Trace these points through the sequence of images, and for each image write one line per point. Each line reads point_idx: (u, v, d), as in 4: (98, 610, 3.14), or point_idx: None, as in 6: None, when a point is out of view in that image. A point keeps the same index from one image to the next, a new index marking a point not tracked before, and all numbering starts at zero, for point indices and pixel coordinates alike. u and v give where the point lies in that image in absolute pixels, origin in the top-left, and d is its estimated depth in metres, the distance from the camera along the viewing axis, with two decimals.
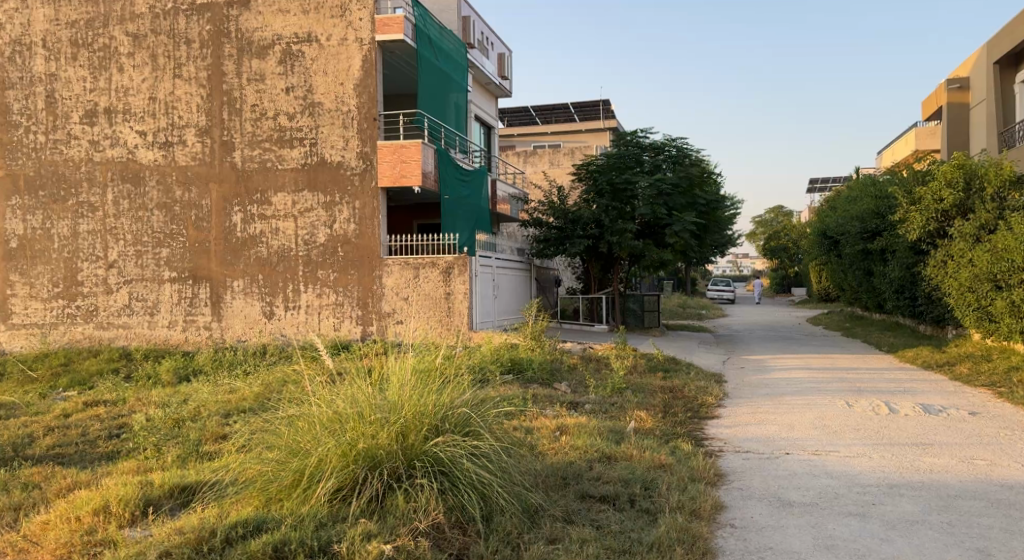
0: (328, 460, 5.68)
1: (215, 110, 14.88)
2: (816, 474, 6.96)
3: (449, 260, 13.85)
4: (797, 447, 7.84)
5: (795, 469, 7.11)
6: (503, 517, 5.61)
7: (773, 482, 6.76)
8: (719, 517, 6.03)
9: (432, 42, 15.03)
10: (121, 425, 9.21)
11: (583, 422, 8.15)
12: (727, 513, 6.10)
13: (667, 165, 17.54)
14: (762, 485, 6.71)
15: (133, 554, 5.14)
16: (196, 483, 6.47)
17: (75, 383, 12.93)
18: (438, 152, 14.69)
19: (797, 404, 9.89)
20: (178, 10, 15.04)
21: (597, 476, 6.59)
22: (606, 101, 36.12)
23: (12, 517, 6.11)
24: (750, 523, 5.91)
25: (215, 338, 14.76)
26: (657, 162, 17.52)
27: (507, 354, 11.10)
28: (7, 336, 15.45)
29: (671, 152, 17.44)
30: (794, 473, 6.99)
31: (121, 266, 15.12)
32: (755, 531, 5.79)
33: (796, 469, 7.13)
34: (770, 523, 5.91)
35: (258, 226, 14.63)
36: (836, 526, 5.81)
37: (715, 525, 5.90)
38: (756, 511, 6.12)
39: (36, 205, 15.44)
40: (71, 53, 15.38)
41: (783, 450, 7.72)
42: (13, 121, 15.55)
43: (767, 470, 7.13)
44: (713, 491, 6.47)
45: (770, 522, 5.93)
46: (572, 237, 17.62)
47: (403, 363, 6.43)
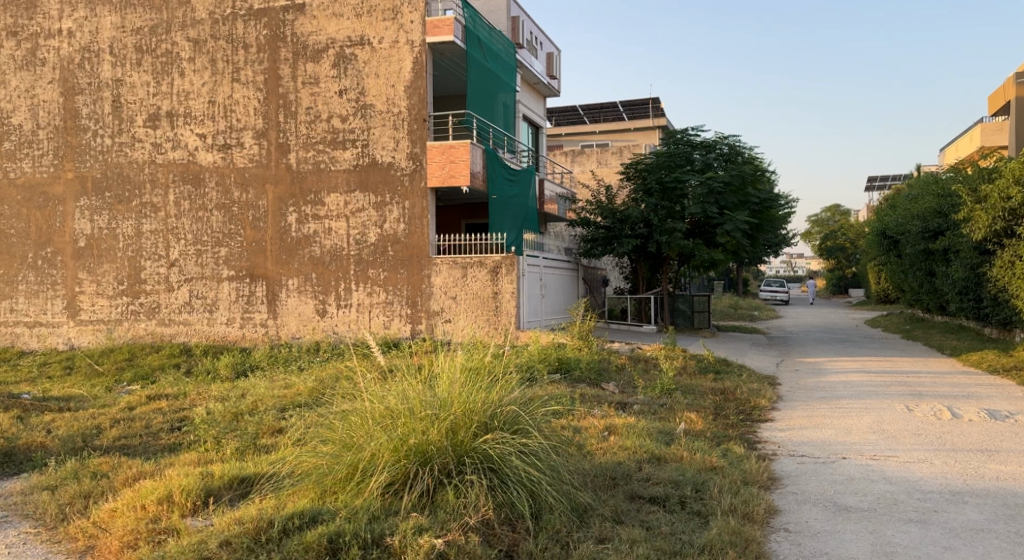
0: (380, 455, 5.86)
1: (271, 113, 15.26)
2: (874, 479, 6.92)
3: (497, 260, 13.97)
4: (853, 451, 7.80)
5: (852, 474, 7.08)
6: (553, 515, 5.71)
7: (829, 487, 6.75)
8: (773, 521, 6.05)
9: (480, 43, 15.18)
10: (183, 418, 9.55)
11: (633, 423, 8.22)
12: (781, 517, 6.12)
13: (719, 163, 17.34)
14: (817, 490, 6.69)
15: (195, 542, 5.37)
16: (254, 475, 6.71)
17: (139, 377, 13.40)
18: (486, 152, 14.84)
19: (855, 407, 9.81)
20: (237, 16, 15.47)
21: (646, 477, 6.66)
22: (655, 99, 35.89)
23: (82, 505, 6.40)
24: (805, 527, 5.92)
25: (271, 335, 15.13)
26: (708, 160, 17.35)
27: (556, 354, 11.18)
28: (75, 332, 16.06)
29: (722, 150, 17.26)
30: (851, 478, 6.97)
31: (181, 265, 15.60)
32: (811, 536, 5.80)
33: (850, 474, 7.09)
34: (826, 528, 5.92)
35: (312, 226, 14.97)
36: (894, 533, 5.79)
37: (769, 529, 5.91)
38: (812, 516, 6.13)
39: (102, 206, 16.02)
40: (136, 58, 15.91)
41: (840, 455, 7.68)
42: (81, 125, 16.15)
43: (822, 474, 7.11)
44: (768, 495, 6.49)
45: (826, 527, 5.93)
46: (620, 237, 17.63)
47: (453, 360, 6.58)
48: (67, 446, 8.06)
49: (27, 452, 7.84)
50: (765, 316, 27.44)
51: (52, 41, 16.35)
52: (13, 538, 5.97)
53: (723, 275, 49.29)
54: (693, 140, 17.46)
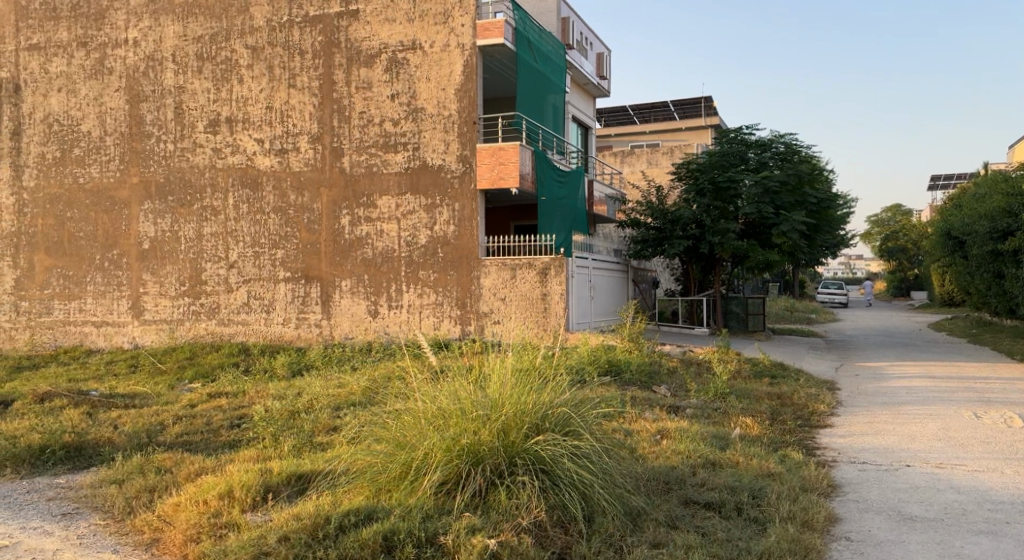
0: (433, 455, 5.98)
1: (326, 117, 15.56)
2: (941, 488, 6.81)
3: (546, 262, 14.01)
4: (918, 459, 7.68)
5: (917, 482, 6.97)
6: (605, 519, 5.75)
7: (892, 496, 6.66)
8: (833, 529, 6.00)
9: (531, 45, 15.28)
10: (242, 416, 9.81)
11: (686, 427, 8.21)
12: (842, 526, 6.07)
13: (774, 162, 17.18)
14: (879, 498, 6.61)
15: (255, 537, 5.53)
16: (311, 472, 6.88)
17: (200, 375, 13.79)
18: (536, 154, 14.92)
19: (919, 414, 9.63)
20: (294, 23, 15.82)
21: (701, 482, 6.66)
22: (708, 98, 35.48)
23: (148, 499, 6.62)
24: (867, 536, 5.87)
25: (325, 335, 15.42)
26: (763, 158, 17.20)
27: (606, 356, 11.20)
28: (139, 331, 16.58)
29: (778, 148, 17.13)
30: (916, 487, 6.86)
31: (240, 266, 15.99)
32: (874, 545, 5.74)
33: (915, 482, 6.99)
34: (890, 538, 5.85)
35: (364, 229, 15.22)
36: (964, 544, 5.70)
37: (830, 537, 5.87)
38: (875, 525, 6.06)
39: (164, 209, 16.51)
40: (197, 66, 16.37)
41: (904, 462, 7.57)
42: (145, 131, 16.67)
43: (885, 482, 7.01)
44: (828, 503, 6.43)
45: (890, 537, 5.87)
46: (671, 238, 17.57)
47: (504, 361, 6.66)
48: (133, 441, 8.34)
49: (96, 446, 8.14)
50: (823, 320, 26.95)
51: (119, 50, 16.91)
52: (83, 529, 6.20)
53: (778, 277, 48.57)
54: (748, 139, 17.32)
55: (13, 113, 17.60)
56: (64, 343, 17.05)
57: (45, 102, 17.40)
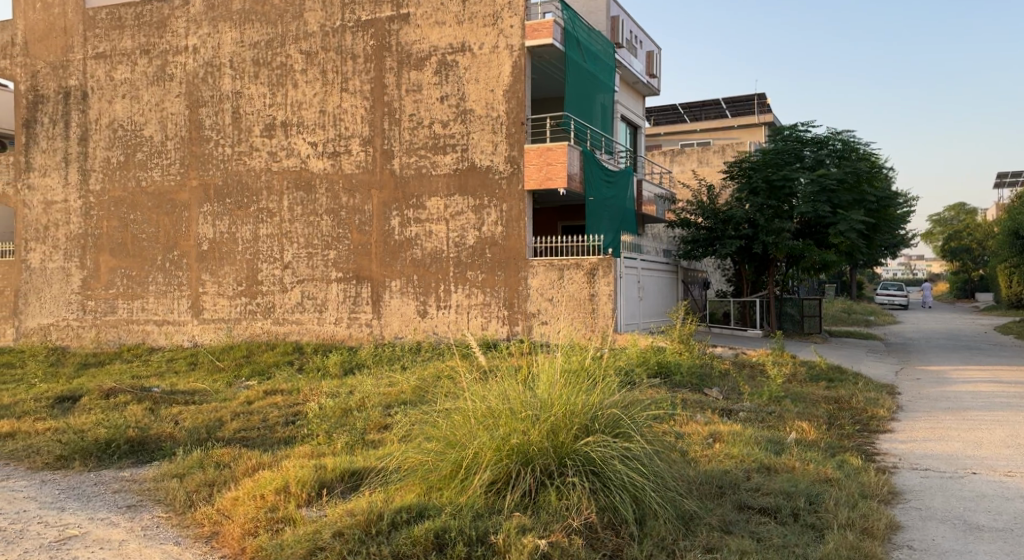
0: (483, 454, 6.07)
1: (377, 120, 15.80)
2: (1009, 497, 6.67)
3: (594, 262, 14.00)
4: (984, 467, 7.52)
5: (983, 491, 6.84)
6: (657, 522, 5.78)
7: (957, 504, 6.55)
8: (894, 537, 5.93)
9: (579, 44, 15.30)
10: (296, 413, 10.05)
11: (738, 430, 8.16)
12: (904, 534, 5.99)
13: (832, 160, 16.79)
14: (944, 506, 6.51)
15: (311, 532, 5.68)
16: (364, 469, 7.04)
17: (256, 373, 14.13)
18: (585, 154, 14.93)
19: (985, 420, 9.42)
20: (346, 28, 16.10)
21: (755, 487, 6.64)
22: (761, 95, 34.89)
23: (208, 493, 6.83)
24: (931, 545, 5.79)
25: (375, 335, 15.66)
26: (819, 157, 16.83)
27: (655, 357, 11.19)
28: (198, 330, 17.03)
29: (835, 146, 16.76)
30: (983, 495, 6.74)
31: (294, 266, 16.33)
32: (938, 554, 5.66)
33: (981, 490, 6.86)
34: (955, 547, 5.76)
35: (414, 230, 15.41)
36: None
37: (891, 545, 5.80)
38: (940, 534, 5.97)
39: (222, 212, 16.94)
40: (254, 71, 16.76)
41: (968, 470, 7.43)
42: (205, 136, 17.12)
43: (949, 490, 6.90)
44: (889, 510, 6.36)
45: (955, 547, 5.78)
46: (723, 238, 17.42)
47: (553, 362, 6.72)
48: (193, 437, 8.60)
49: (158, 442, 8.42)
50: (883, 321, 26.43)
51: (179, 57, 17.40)
52: (147, 521, 6.42)
53: (834, 277, 47.66)
54: (803, 137, 17.03)
55: (81, 119, 18.25)
56: (127, 341, 17.63)
57: (111, 109, 17.99)
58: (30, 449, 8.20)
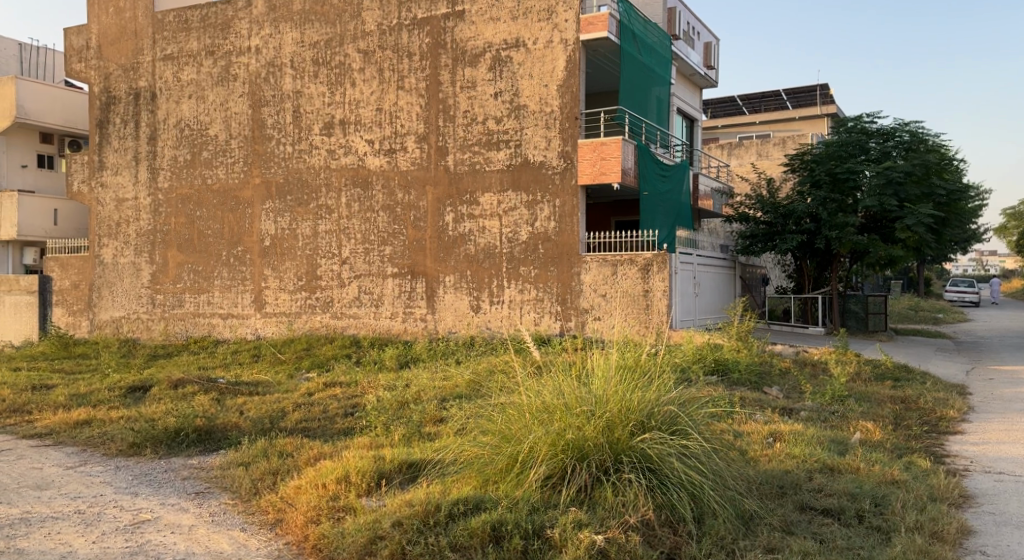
0: (538, 449, 6.10)
1: (432, 117, 15.93)
2: None
3: (648, 258, 13.84)
4: None
5: None
6: (716, 521, 5.74)
7: None
8: (966, 542, 5.79)
9: (635, 37, 15.18)
10: (355, 405, 10.24)
11: (800, 430, 8.05)
12: (976, 539, 5.85)
13: (898, 152, 16.40)
14: (1019, 512, 6.32)
15: (371, 522, 5.79)
16: (421, 461, 7.14)
17: (315, 365, 14.44)
18: (639, 149, 14.83)
19: None
20: (402, 26, 16.26)
21: (818, 488, 6.55)
22: (823, 86, 33.85)
23: (272, 481, 7.01)
24: (1006, 552, 5.64)
25: (429, 329, 15.83)
26: (886, 148, 16.47)
27: (712, 355, 11.09)
28: (260, 323, 17.43)
29: (903, 137, 16.35)
30: None
31: (352, 262, 16.58)
32: None
33: None
34: None
35: (467, 225, 15.51)
36: None
37: (962, 550, 5.67)
38: (1014, 540, 5.82)
39: (283, 208, 17.28)
40: (313, 71, 17.06)
41: None
42: (267, 135, 17.48)
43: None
44: (960, 514, 6.21)
45: None
46: (783, 233, 17.10)
47: (608, 359, 6.68)
48: (257, 427, 8.82)
49: (225, 431, 8.65)
50: (953, 319, 25.67)
51: (242, 57, 17.79)
52: (215, 507, 6.61)
53: (901, 273, 46.39)
54: (869, 128, 16.65)
55: (150, 120, 18.82)
56: (194, 333, 18.14)
57: (178, 109, 18.49)
58: (105, 437, 8.51)
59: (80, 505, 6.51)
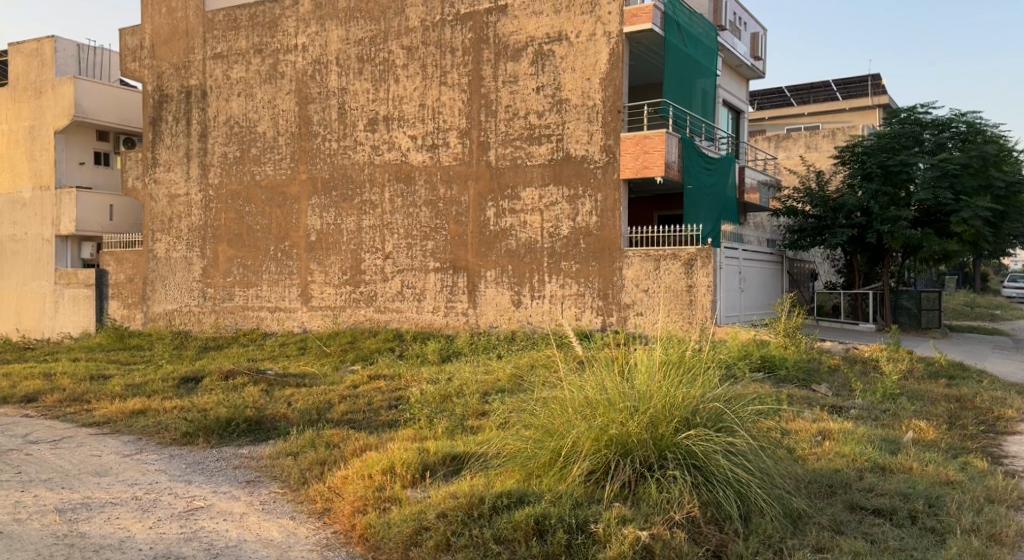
0: (582, 444, 6.10)
1: (474, 113, 15.98)
2: None
3: (692, 253, 13.69)
4: None
5: None
6: (763, 519, 5.70)
7: None
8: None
9: (680, 28, 15.03)
10: (399, 397, 10.34)
11: (850, 429, 7.92)
12: None
13: (954, 143, 16.13)
14: None
15: (415, 513, 5.85)
16: (465, 453, 7.18)
17: (360, 358, 14.63)
18: (683, 141, 14.68)
19: None
20: (446, 22, 16.32)
21: (869, 487, 6.45)
22: (876, 76, 33.19)
23: (319, 470, 7.11)
24: None
25: (471, 324, 15.89)
26: (941, 140, 16.21)
27: (758, 351, 10.95)
28: (307, 316, 17.68)
29: (959, 128, 16.07)
30: None
31: (395, 257, 16.72)
32: None
33: None
34: None
35: (509, 220, 15.53)
36: None
37: (1020, 554, 5.54)
38: None
39: (329, 204, 17.49)
40: (358, 68, 17.22)
41: None
42: (313, 131, 17.70)
43: None
44: (1017, 516, 6.07)
45: None
46: (833, 227, 16.79)
47: (651, 354, 6.63)
48: (304, 418, 8.95)
49: (274, 421, 8.80)
50: (1011, 316, 24.99)
51: (289, 55, 18.03)
52: (265, 496, 6.73)
53: (956, 268, 45.36)
54: (923, 119, 16.41)
55: (201, 117, 19.18)
56: (242, 326, 18.47)
57: (227, 107, 18.81)
58: (159, 426, 8.72)
59: (137, 492, 6.68)
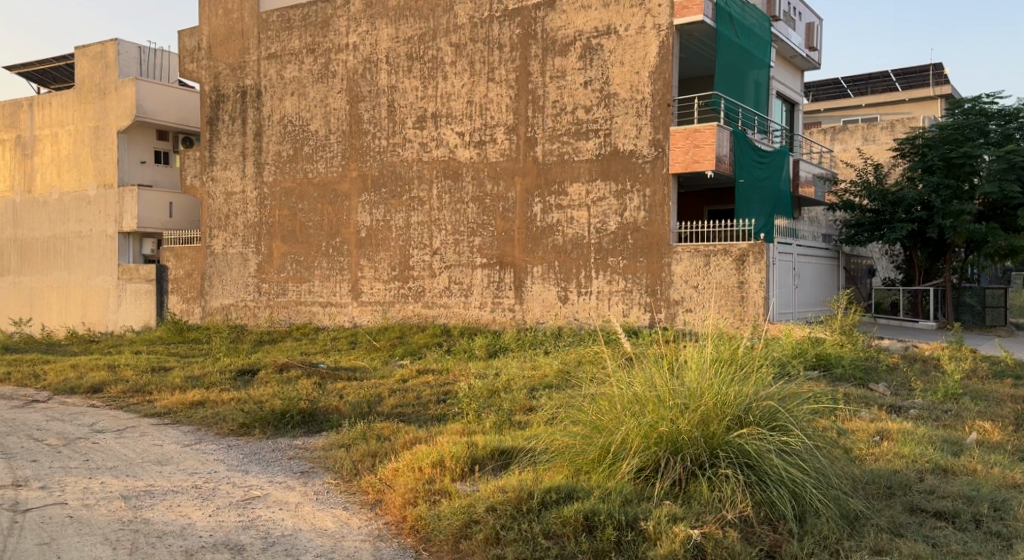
0: (631, 441, 6.05)
1: (521, 109, 15.97)
2: None
3: (743, 248, 13.47)
4: None
5: None
6: (819, 520, 5.59)
7: None
8: None
9: (732, 20, 14.78)
10: (447, 392, 10.39)
11: (910, 429, 7.72)
12: None
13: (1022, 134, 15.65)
14: None
15: (464, 506, 5.86)
16: (513, 448, 7.18)
17: (409, 353, 14.76)
18: (735, 134, 14.44)
19: None
20: (493, 18, 16.32)
21: (930, 489, 6.29)
22: (936, 66, 32.38)
23: (371, 463, 7.18)
24: None
25: (518, 320, 15.90)
26: (1007, 131, 15.74)
27: (813, 349, 10.75)
28: (357, 311, 17.90)
29: None
30: None
31: (443, 252, 16.80)
32: None
33: None
34: None
35: (556, 216, 15.49)
36: None
37: None
38: None
39: (379, 200, 17.64)
40: (407, 66, 17.33)
41: None
42: (364, 129, 17.88)
43: None
44: None
45: None
46: (891, 222, 16.37)
47: (702, 350, 6.53)
48: (356, 410, 9.05)
49: (326, 413, 8.91)
50: None
51: (341, 54, 18.23)
52: (319, 486, 6.83)
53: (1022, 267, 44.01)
54: (989, 109, 15.84)
55: (256, 116, 19.52)
56: (296, 321, 18.77)
57: (281, 106, 19.10)
58: (217, 417, 8.91)
59: (196, 481, 6.83)
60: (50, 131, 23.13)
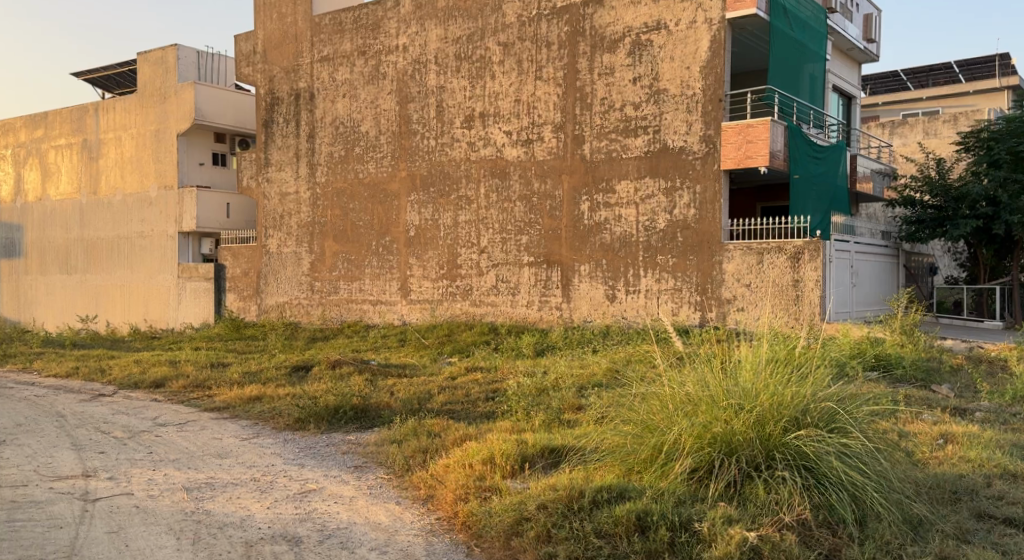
0: (684, 441, 5.96)
1: (569, 107, 15.90)
2: None
3: (798, 246, 13.21)
4: None
5: None
6: (880, 524, 5.46)
7: None
8: None
9: (786, 13, 14.52)
10: (496, 389, 10.41)
11: (975, 432, 7.49)
12: None
13: None
14: None
15: (515, 503, 5.86)
16: (563, 446, 7.14)
17: (456, 350, 14.83)
18: (790, 129, 14.17)
19: None
20: (541, 17, 16.29)
21: (999, 496, 6.09)
22: (1004, 56, 30.95)
23: (422, 459, 7.21)
24: None
25: (565, 318, 15.85)
26: None
27: (872, 349, 10.51)
28: (406, 309, 18.03)
29: None
30: None
31: (490, 251, 16.83)
32: None
33: None
34: None
35: (603, 214, 15.40)
36: None
37: None
38: None
39: (427, 200, 17.75)
40: (456, 66, 17.38)
41: None
42: (413, 129, 18.01)
43: None
44: None
45: None
46: (955, 217, 15.93)
47: (757, 350, 6.41)
48: (406, 407, 9.12)
49: (378, 410, 8.97)
50: None
51: (391, 56, 18.38)
52: (372, 481, 6.88)
53: None
54: None
55: (309, 118, 19.79)
56: (347, 318, 18.98)
57: (333, 107, 19.35)
58: (273, 412, 9.05)
59: (255, 474, 6.95)
60: (114, 134, 23.80)
